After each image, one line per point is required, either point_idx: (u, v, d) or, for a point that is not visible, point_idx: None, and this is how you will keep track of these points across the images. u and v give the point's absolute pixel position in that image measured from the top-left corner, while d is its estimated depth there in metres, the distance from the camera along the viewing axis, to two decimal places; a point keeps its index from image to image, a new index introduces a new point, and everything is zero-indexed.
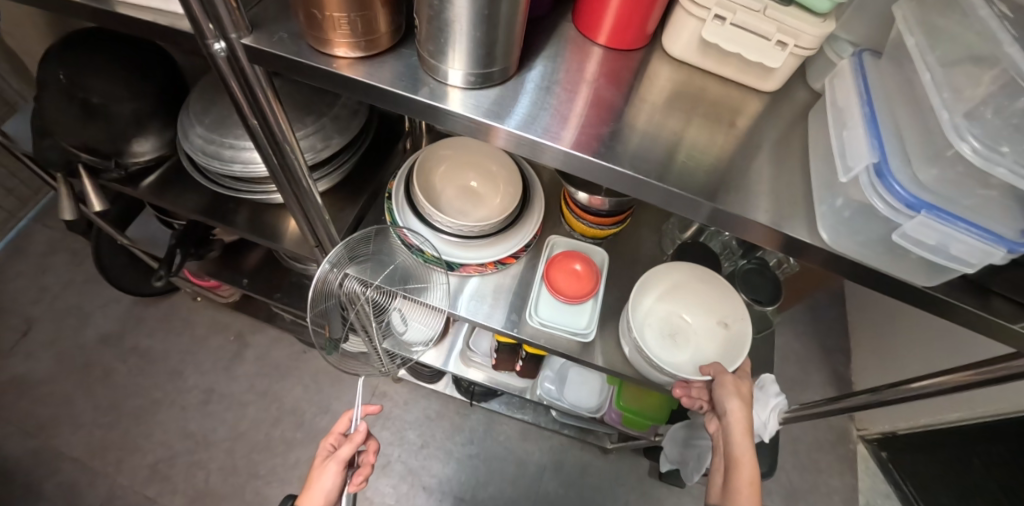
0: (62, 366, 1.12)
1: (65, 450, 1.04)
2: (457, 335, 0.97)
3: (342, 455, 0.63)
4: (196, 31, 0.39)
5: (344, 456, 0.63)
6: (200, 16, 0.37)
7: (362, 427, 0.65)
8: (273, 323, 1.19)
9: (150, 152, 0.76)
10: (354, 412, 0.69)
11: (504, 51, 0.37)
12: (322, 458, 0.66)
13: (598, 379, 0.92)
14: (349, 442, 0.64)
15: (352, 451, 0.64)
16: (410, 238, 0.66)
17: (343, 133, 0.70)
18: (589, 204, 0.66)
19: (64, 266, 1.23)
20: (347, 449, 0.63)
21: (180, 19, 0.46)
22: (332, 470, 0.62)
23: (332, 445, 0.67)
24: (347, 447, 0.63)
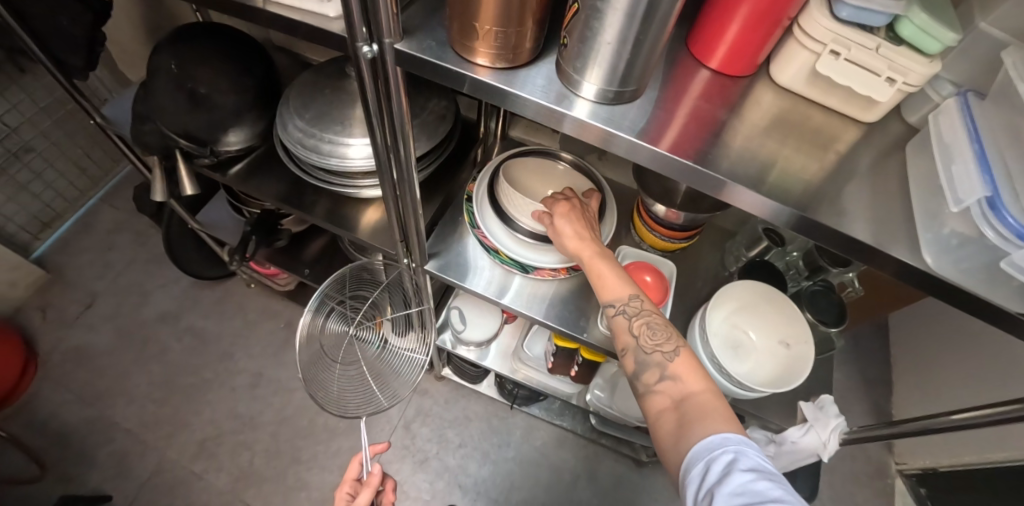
0: (120, 341, 1.16)
1: (119, 421, 1.08)
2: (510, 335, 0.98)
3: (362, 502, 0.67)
4: (350, 34, 0.43)
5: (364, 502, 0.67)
6: (360, 20, 0.41)
7: (375, 469, 0.69)
8: None
9: (241, 142, 0.81)
10: (362, 457, 0.74)
11: (640, 71, 0.40)
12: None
13: None
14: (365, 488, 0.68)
15: (370, 496, 0.68)
16: (487, 237, 0.70)
17: (431, 136, 0.73)
18: (664, 217, 0.69)
19: (128, 245, 1.28)
20: (365, 495, 0.67)
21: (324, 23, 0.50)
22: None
23: (350, 492, 0.72)
24: (366, 493, 0.67)
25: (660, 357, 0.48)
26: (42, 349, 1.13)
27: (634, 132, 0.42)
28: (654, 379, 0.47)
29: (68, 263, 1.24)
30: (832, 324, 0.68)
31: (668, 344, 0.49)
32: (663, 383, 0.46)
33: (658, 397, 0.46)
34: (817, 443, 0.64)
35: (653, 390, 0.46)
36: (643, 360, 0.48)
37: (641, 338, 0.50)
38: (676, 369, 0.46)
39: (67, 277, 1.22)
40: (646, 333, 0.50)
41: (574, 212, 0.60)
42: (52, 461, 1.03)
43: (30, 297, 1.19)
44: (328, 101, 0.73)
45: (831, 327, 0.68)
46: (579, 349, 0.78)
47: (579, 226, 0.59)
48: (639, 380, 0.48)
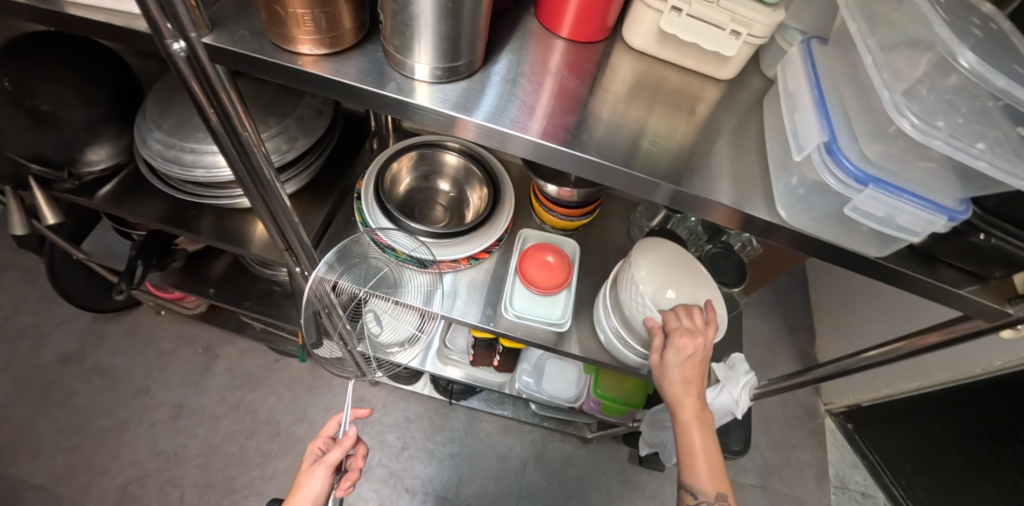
0: (16, 391, 1.05)
1: (27, 478, 0.99)
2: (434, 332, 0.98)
3: (331, 460, 0.62)
4: (152, 30, 0.37)
5: (333, 461, 0.62)
6: (158, 16, 0.35)
7: (352, 431, 0.64)
8: (243, 333, 1.16)
9: (106, 160, 0.75)
10: (342, 416, 0.68)
11: (469, 45, 0.37)
12: (309, 462, 0.64)
13: (575, 369, 0.94)
14: (338, 446, 0.63)
15: (340, 456, 0.62)
16: (380, 237, 0.66)
17: (308, 134, 0.68)
18: (558, 196, 0.68)
19: (16, 285, 1.16)
20: (337, 454, 0.62)
21: (135, 19, 0.44)
22: (321, 474, 0.61)
23: (321, 448, 0.66)
24: (337, 451, 0.62)
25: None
26: None
27: (478, 112, 0.39)
28: None
29: None
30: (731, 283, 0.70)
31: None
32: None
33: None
34: (730, 401, 0.66)
35: None
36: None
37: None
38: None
39: None
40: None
41: (689, 368, 0.53)
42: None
43: None
44: (189, 107, 0.68)
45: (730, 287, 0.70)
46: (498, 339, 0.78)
47: (692, 381, 0.53)
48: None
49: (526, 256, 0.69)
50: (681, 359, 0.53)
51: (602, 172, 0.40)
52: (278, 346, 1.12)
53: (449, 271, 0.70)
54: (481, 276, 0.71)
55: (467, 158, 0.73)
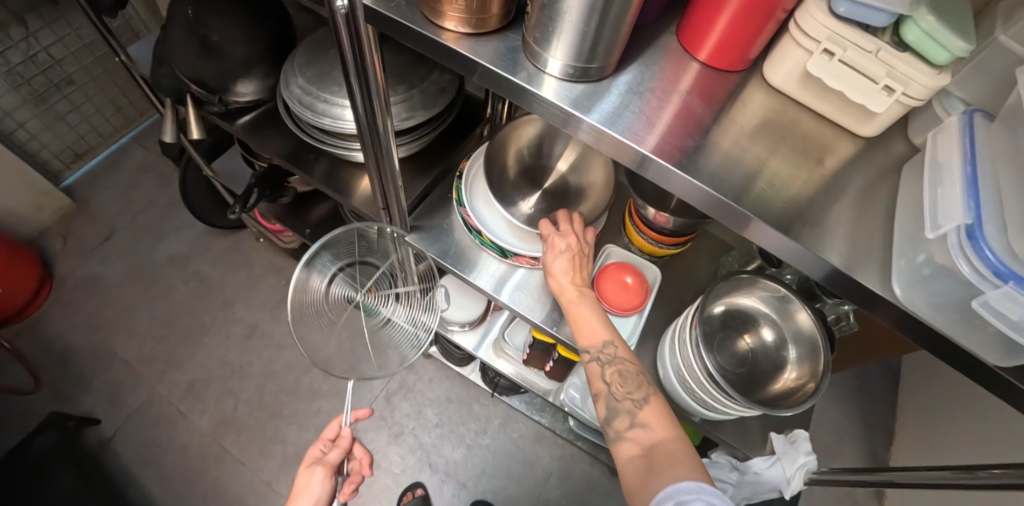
0: (130, 276, 1.22)
1: (120, 351, 1.15)
2: (494, 324, 1.02)
3: (331, 460, 0.67)
4: None
5: (333, 461, 0.68)
6: None
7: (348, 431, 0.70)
8: None
9: (251, 95, 0.82)
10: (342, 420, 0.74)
11: (606, 49, 0.38)
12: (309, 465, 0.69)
13: None
14: (337, 447, 0.69)
15: (340, 457, 0.68)
16: (471, 218, 0.70)
17: (429, 107, 0.73)
18: (653, 221, 0.71)
19: (151, 185, 1.34)
20: (336, 454, 0.68)
21: None
22: (320, 476, 0.66)
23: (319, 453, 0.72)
24: (336, 452, 0.68)
25: (629, 405, 0.48)
26: (59, 275, 1.21)
27: (601, 117, 0.40)
28: (624, 426, 0.46)
29: (95, 196, 1.31)
30: (816, 378, 0.60)
31: (639, 392, 0.48)
32: (633, 430, 0.46)
33: (628, 445, 0.45)
34: (781, 476, 0.68)
35: (622, 436, 0.46)
36: (613, 407, 0.48)
37: (612, 384, 0.50)
38: (646, 417, 0.46)
39: (91, 209, 1.29)
40: (618, 380, 0.50)
41: (568, 246, 0.61)
42: (55, 379, 1.11)
43: (54, 223, 1.26)
44: (332, 62, 0.74)
45: (811, 385, 0.60)
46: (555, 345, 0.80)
47: (575, 266, 0.60)
48: (610, 425, 0.47)
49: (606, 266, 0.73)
50: (563, 242, 0.62)
51: (718, 206, 0.40)
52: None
53: (526, 266, 0.71)
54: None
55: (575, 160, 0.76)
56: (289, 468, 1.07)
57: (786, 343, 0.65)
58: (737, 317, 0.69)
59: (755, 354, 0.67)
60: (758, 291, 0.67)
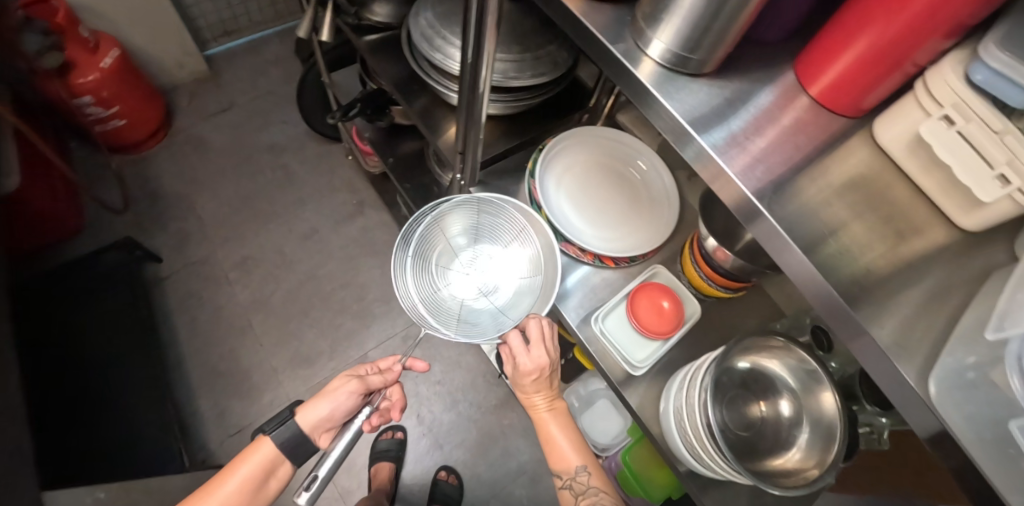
0: (232, 149, 1.36)
1: (201, 209, 1.28)
2: None
3: (369, 382, 0.72)
4: None
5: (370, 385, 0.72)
6: None
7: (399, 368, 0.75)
8: (390, 209, 1.32)
9: (384, 16, 0.89)
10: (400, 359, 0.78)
11: (712, 44, 0.37)
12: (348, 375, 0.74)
13: (619, 424, 0.96)
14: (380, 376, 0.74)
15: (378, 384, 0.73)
16: (536, 192, 0.77)
17: (535, 74, 0.75)
18: (712, 256, 0.71)
19: (276, 78, 1.47)
20: (377, 381, 0.73)
21: None
22: (353, 388, 0.71)
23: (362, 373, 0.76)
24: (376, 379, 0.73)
25: None
26: (178, 127, 1.37)
27: (716, 142, 0.39)
28: None
29: (228, 72, 1.46)
30: (821, 468, 0.56)
31: None
32: None
33: None
34: None
35: None
36: None
37: None
38: None
39: (222, 81, 1.44)
40: None
41: (531, 375, 0.71)
42: (144, 210, 1.28)
43: (190, 83, 1.42)
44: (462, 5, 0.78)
45: (813, 474, 0.56)
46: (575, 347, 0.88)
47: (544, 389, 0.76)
48: None
49: (646, 284, 0.76)
50: (530, 372, 0.71)
51: (781, 248, 0.38)
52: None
53: (573, 257, 0.79)
54: (599, 282, 0.79)
55: (655, 175, 0.82)
56: (298, 362, 1.17)
57: (801, 423, 0.61)
58: (760, 381, 0.65)
59: (766, 423, 0.64)
60: (790, 360, 0.64)
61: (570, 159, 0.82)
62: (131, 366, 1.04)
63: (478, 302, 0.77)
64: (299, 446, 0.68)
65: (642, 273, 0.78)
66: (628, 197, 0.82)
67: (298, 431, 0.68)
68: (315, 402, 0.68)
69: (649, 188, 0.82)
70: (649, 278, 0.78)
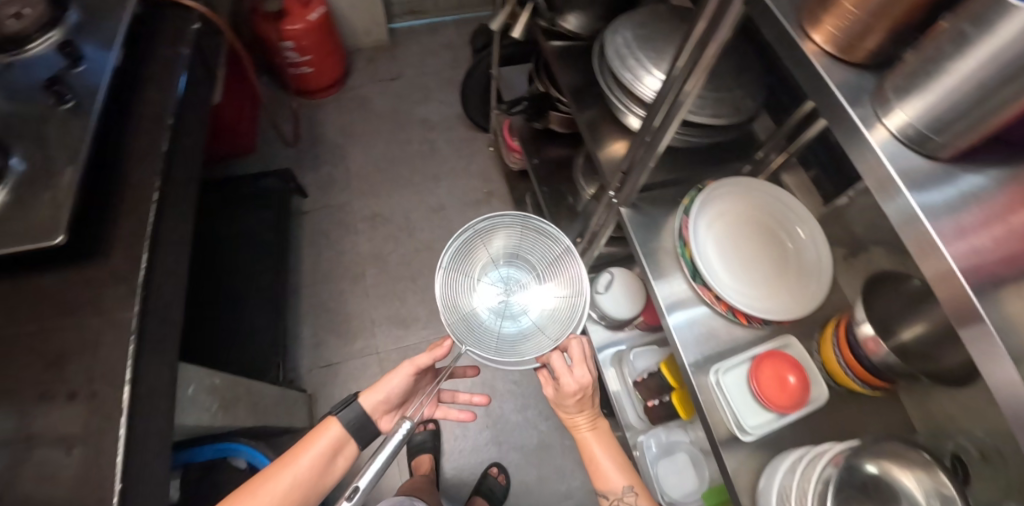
0: (389, 115, 1.49)
1: (349, 161, 1.42)
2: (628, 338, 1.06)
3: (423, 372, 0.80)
4: None
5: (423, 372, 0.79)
6: None
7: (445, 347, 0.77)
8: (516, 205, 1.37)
9: (574, 26, 0.93)
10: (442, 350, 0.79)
11: (970, 125, 0.32)
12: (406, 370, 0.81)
13: (694, 483, 0.92)
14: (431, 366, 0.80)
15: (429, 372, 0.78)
16: (687, 229, 0.78)
17: (717, 114, 0.77)
18: (859, 345, 0.69)
19: (444, 60, 1.59)
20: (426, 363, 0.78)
21: None
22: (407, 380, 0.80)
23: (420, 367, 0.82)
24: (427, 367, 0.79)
25: None
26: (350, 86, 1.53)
27: (929, 204, 0.34)
28: None
29: (406, 46, 1.60)
30: None
31: None
32: None
33: None
34: None
35: None
36: None
37: None
38: None
39: (398, 53, 1.58)
40: None
41: (573, 395, 0.79)
42: (306, 148, 1.44)
43: (371, 50, 1.58)
44: (663, 32, 0.80)
45: None
46: (675, 389, 0.87)
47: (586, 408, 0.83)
48: None
49: (774, 353, 0.74)
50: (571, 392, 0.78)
51: (990, 361, 0.32)
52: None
53: (705, 302, 0.78)
54: (726, 338, 0.78)
55: (810, 249, 0.79)
56: (396, 322, 1.25)
57: None
58: (880, 490, 0.58)
59: None
60: (926, 479, 0.56)
61: (725, 209, 0.82)
62: (260, 278, 1.17)
63: (504, 326, 0.78)
64: (362, 426, 0.79)
65: (772, 340, 0.76)
66: (775, 263, 0.79)
67: (360, 412, 0.79)
68: (375, 389, 0.79)
69: (800, 260, 0.79)
70: (779, 348, 0.76)
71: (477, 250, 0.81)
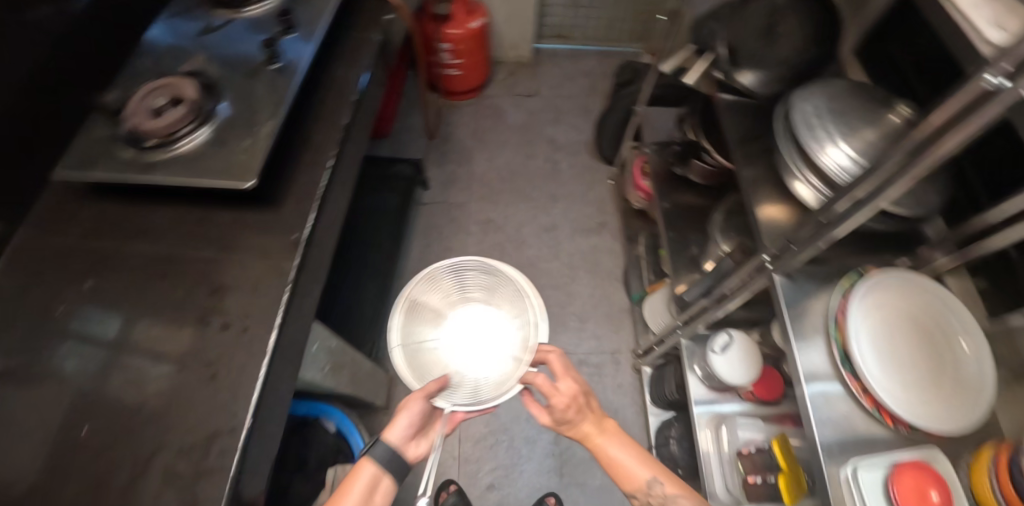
0: (522, 140, 1.70)
1: (480, 173, 1.63)
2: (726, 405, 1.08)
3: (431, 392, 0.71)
4: (989, 61, 0.43)
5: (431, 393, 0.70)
6: (1020, 51, 0.40)
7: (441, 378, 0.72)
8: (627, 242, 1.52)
9: (748, 84, 0.93)
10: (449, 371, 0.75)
11: None
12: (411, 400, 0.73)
13: None
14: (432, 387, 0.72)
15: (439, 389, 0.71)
16: (843, 312, 0.77)
17: (901, 205, 0.73)
18: (1019, 476, 0.61)
19: (582, 101, 1.79)
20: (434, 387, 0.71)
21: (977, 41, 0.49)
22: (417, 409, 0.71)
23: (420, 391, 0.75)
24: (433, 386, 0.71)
25: None
26: (501, 107, 1.76)
27: None
28: None
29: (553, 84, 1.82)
30: None
31: None
32: None
33: None
34: None
35: None
36: None
37: None
38: None
39: (545, 89, 1.81)
40: None
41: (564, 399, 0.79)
42: (449, 156, 1.65)
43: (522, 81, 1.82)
44: (860, 110, 0.79)
45: None
46: (782, 471, 0.85)
47: (583, 409, 0.81)
48: None
49: (919, 463, 0.68)
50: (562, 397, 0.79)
51: None
52: (630, 275, 1.45)
53: (848, 388, 0.76)
54: (864, 435, 0.74)
55: (976, 365, 0.74)
56: None
57: None
58: None
59: None
60: None
61: (886, 299, 0.79)
62: (385, 254, 1.29)
63: (463, 367, 0.77)
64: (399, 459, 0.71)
65: (917, 449, 0.70)
66: (931, 367, 0.75)
67: (393, 447, 0.71)
68: (394, 424, 0.71)
69: (960, 372, 0.74)
70: (925, 459, 0.70)
71: (448, 285, 0.81)
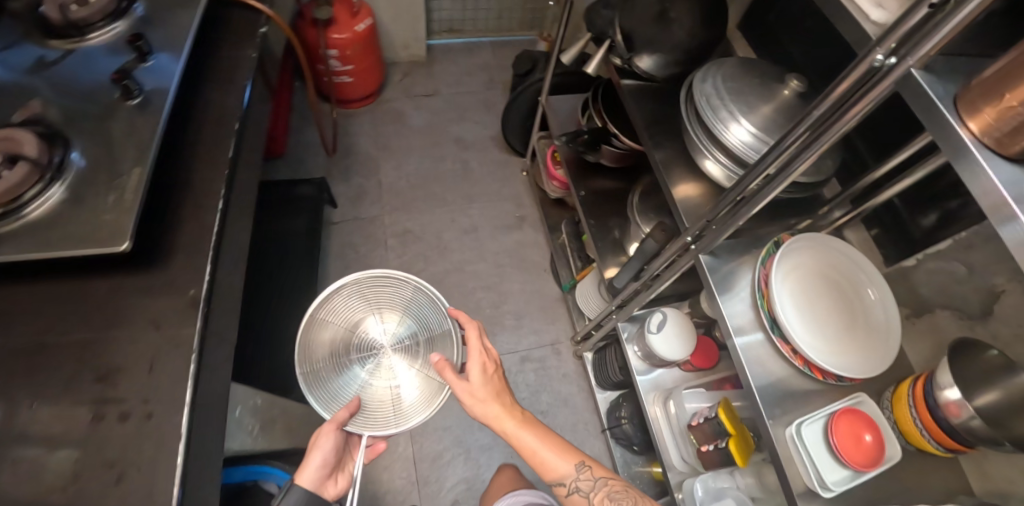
0: (431, 143, 1.64)
1: (393, 182, 1.55)
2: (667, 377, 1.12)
3: (341, 420, 0.68)
4: (877, 39, 0.45)
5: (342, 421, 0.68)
6: (907, 29, 0.43)
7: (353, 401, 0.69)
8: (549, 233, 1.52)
9: (646, 68, 0.94)
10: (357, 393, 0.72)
11: None
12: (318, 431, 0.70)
13: None
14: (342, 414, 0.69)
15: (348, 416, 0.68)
16: (766, 280, 0.81)
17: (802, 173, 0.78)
18: (939, 408, 0.68)
19: (484, 95, 1.76)
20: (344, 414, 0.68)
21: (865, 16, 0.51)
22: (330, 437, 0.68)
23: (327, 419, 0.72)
24: (343, 414, 0.68)
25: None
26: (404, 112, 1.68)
27: None
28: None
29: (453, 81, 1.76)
30: None
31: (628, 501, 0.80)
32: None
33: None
34: None
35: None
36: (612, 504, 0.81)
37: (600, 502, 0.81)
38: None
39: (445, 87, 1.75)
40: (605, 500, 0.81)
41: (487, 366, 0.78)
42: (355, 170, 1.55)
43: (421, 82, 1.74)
44: (755, 86, 0.82)
45: None
46: (732, 435, 0.87)
47: (500, 397, 0.79)
48: None
49: (851, 410, 0.73)
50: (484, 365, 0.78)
51: None
52: (557, 265, 1.46)
53: (779, 352, 0.79)
54: (799, 392, 0.78)
55: (881, 308, 0.81)
56: None
57: None
58: None
59: None
60: None
61: (801, 261, 0.84)
62: (299, 287, 1.20)
63: (378, 386, 0.74)
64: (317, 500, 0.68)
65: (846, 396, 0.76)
66: (845, 317, 0.81)
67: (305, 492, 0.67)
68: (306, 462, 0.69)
69: (869, 317, 0.81)
70: (853, 404, 0.75)
71: (354, 308, 0.76)
